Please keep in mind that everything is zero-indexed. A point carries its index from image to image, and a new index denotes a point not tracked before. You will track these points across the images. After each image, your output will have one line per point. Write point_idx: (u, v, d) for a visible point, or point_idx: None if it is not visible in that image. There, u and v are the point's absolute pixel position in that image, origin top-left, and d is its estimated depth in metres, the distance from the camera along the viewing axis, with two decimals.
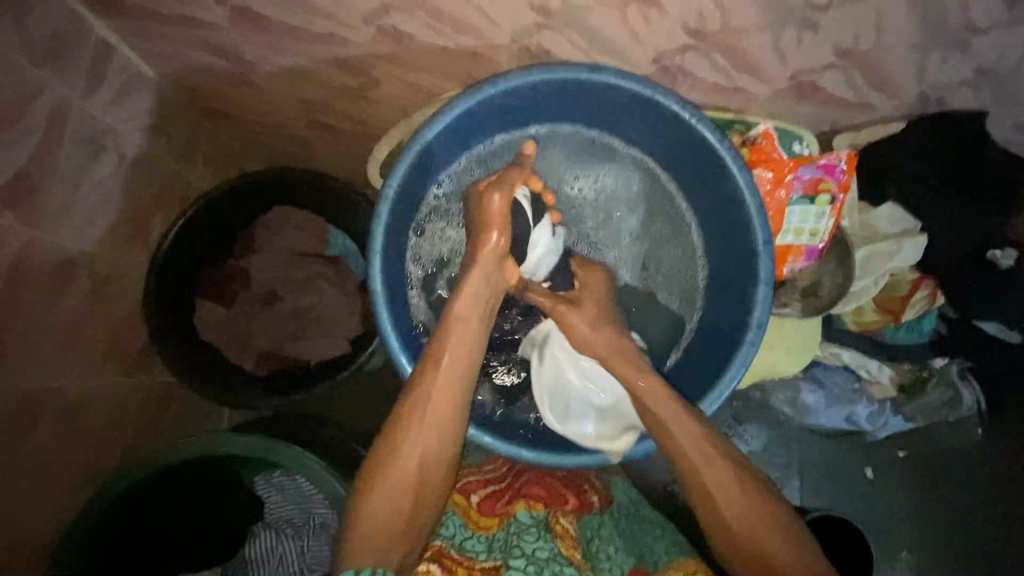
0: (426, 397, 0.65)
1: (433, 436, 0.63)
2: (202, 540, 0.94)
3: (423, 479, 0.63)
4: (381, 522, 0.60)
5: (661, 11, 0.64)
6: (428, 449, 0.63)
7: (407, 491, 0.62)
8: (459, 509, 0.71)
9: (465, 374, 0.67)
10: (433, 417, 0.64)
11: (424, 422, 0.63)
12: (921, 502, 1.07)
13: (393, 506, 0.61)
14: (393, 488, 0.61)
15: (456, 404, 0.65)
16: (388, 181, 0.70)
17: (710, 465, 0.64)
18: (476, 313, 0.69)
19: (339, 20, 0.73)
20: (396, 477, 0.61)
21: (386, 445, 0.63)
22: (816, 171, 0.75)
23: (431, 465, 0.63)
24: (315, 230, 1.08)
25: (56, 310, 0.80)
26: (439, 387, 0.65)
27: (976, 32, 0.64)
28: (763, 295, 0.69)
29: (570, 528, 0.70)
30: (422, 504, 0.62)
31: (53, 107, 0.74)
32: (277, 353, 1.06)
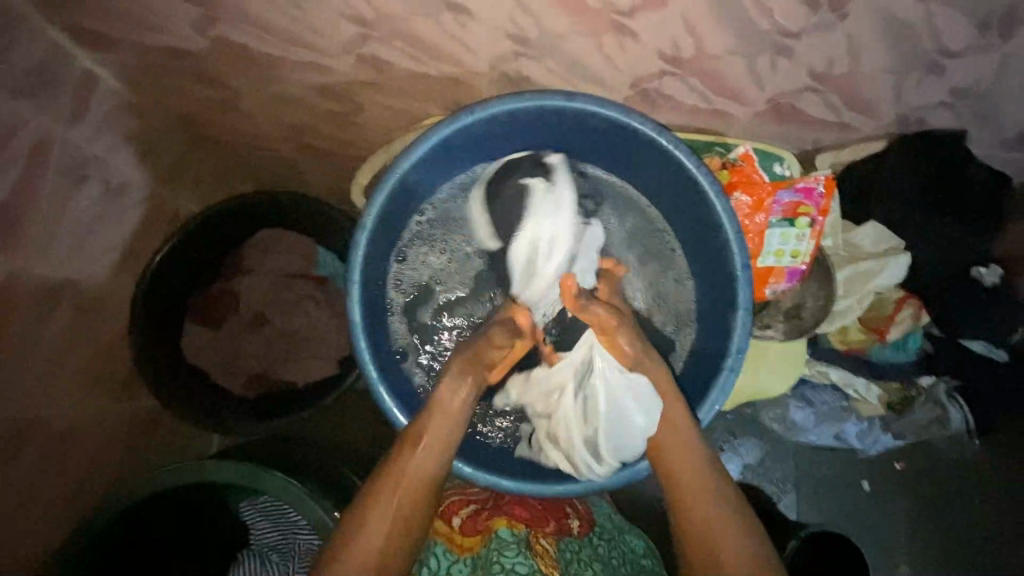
0: (411, 457, 0.65)
1: (414, 494, 0.63)
2: (200, 547, 0.93)
3: (399, 537, 0.61)
4: (376, 527, 0.61)
5: (635, 39, 0.65)
6: (429, 462, 0.65)
7: (386, 544, 0.60)
8: (442, 535, 0.71)
9: (450, 437, 0.68)
10: (415, 476, 0.64)
11: (428, 436, 0.67)
12: (918, 516, 1.07)
13: (369, 564, 0.59)
14: (369, 545, 0.60)
15: (438, 466, 0.66)
16: (368, 211, 0.72)
17: (690, 489, 0.66)
18: (464, 387, 0.70)
19: (320, 49, 0.74)
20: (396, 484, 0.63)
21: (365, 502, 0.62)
22: (794, 195, 0.77)
23: (410, 523, 0.62)
24: (305, 252, 1.05)
25: (40, 339, 0.80)
26: (423, 448, 0.66)
27: (950, 55, 0.64)
28: (742, 321, 0.71)
29: (550, 549, 0.70)
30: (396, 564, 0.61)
31: (35, 139, 0.75)
32: (267, 375, 1.04)
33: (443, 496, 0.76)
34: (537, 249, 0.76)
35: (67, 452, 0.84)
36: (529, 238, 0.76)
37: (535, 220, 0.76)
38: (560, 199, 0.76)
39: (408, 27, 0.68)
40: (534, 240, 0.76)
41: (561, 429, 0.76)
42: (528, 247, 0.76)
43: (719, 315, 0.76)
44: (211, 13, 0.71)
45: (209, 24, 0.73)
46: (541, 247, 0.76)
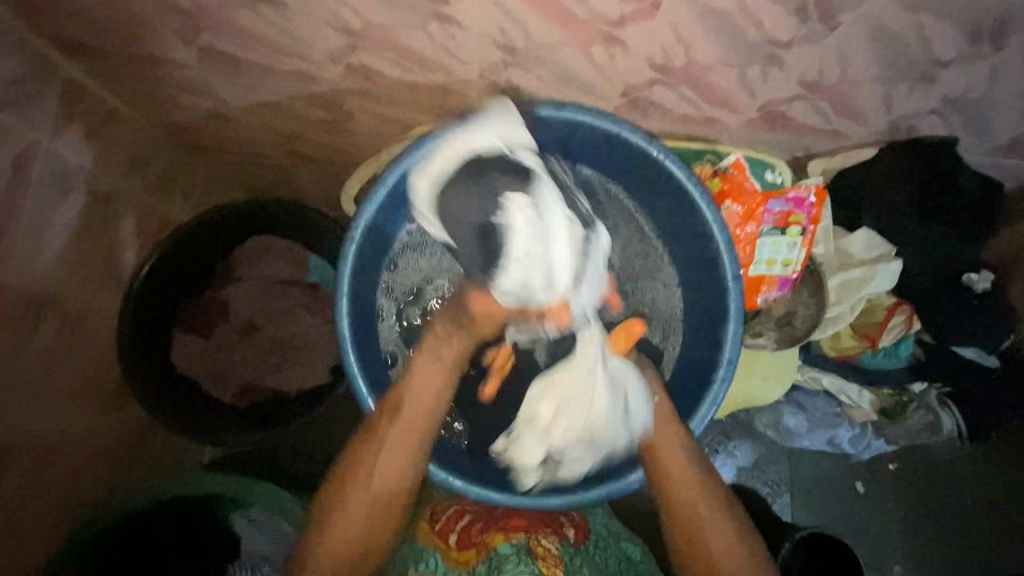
0: (389, 429, 0.66)
1: (394, 465, 0.65)
2: (201, 548, 0.92)
3: (373, 526, 0.64)
4: (348, 529, 0.63)
5: (624, 48, 0.64)
6: (396, 469, 0.65)
7: (369, 515, 0.64)
8: (438, 546, 0.71)
9: (430, 406, 0.68)
10: (393, 446, 0.65)
11: (393, 442, 0.66)
12: (910, 517, 1.07)
13: (353, 532, 0.63)
14: (352, 515, 0.63)
15: (418, 434, 0.67)
16: (356, 223, 0.71)
17: (683, 490, 0.66)
18: (444, 357, 0.70)
19: (308, 59, 0.73)
20: (363, 489, 0.64)
21: (348, 474, 0.65)
22: (785, 205, 0.78)
23: (389, 504, 0.65)
24: (297, 259, 1.05)
25: (28, 352, 0.79)
26: (401, 419, 0.67)
27: (940, 65, 0.64)
28: (734, 331, 0.71)
29: (552, 547, 0.71)
30: (381, 530, 0.64)
31: (20, 151, 0.74)
32: (255, 384, 1.03)
33: (441, 509, 0.76)
34: (529, 286, 0.63)
35: (56, 465, 0.84)
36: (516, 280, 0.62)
37: (522, 258, 0.61)
38: (540, 227, 0.60)
39: (395, 37, 0.67)
40: (523, 277, 0.62)
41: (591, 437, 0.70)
42: (520, 287, 0.63)
43: (710, 325, 0.76)
44: (197, 24, 0.70)
45: (195, 34, 0.72)
46: (536, 284, 0.63)
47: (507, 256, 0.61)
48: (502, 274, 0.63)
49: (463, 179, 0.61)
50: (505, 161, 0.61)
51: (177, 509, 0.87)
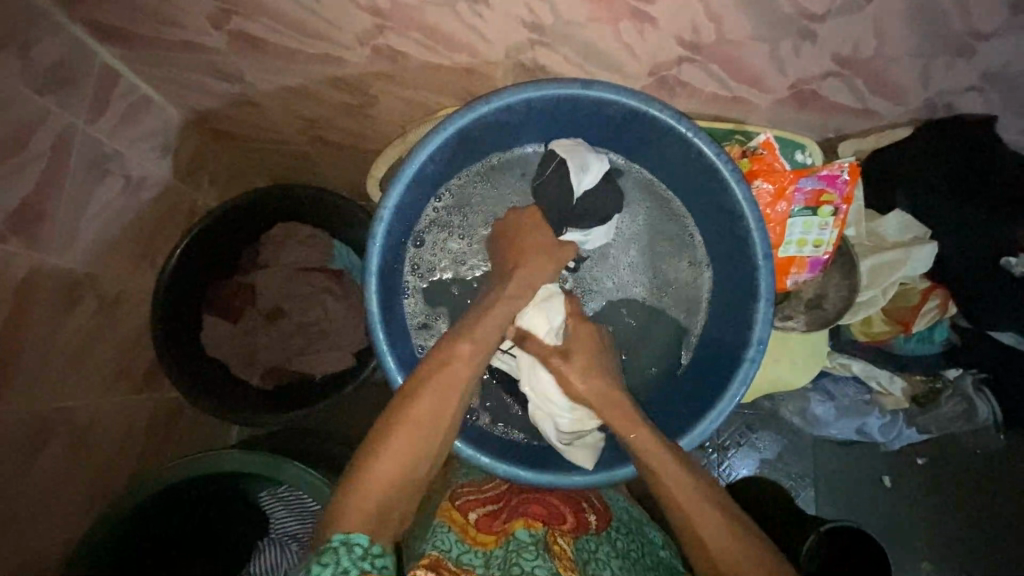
0: (436, 380, 0.63)
1: (438, 415, 0.62)
2: (212, 540, 0.94)
3: (399, 494, 0.58)
4: (380, 492, 0.56)
5: (652, 25, 0.63)
6: (426, 440, 0.61)
7: (404, 470, 0.58)
8: (456, 525, 0.70)
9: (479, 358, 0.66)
10: (436, 394, 0.62)
11: (426, 410, 0.61)
12: (942, 512, 1.05)
13: (387, 484, 0.57)
14: (392, 459, 0.58)
15: (463, 388, 0.64)
16: (383, 204, 0.71)
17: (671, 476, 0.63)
18: (491, 317, 0.68)
19: (335, 41, 0.74)
20: (396, 454, 0.58)
21: (387, 424, 0.61)
22: (817, 182, 0.75)
23: (416, 473, 0.59)
24: (319, 246, 1.05)
25: (66, 329, 0.81)
26: (451, 371, 0.64)
27: (980, 38, 0.62)
28: (764, 311, 0.70)
29: (567, 549, 0.67)
30: (412, 489, 0.59)
31: (57, 134, 0.76)
32: (282, 367, 1.05)
33: (460, 492, 0.76)
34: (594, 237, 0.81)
35: (88, 443, 0.86)
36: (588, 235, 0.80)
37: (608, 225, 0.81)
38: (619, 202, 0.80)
39: (422, 17, 0.67)
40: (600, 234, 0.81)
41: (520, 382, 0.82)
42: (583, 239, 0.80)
43: (740, 307, 0.75)
44: (227, 8, 0.71)
45: (225, 18, 0.73)
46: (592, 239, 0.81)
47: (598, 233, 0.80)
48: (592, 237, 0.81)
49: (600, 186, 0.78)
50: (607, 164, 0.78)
51: (174, 495, 0.85)
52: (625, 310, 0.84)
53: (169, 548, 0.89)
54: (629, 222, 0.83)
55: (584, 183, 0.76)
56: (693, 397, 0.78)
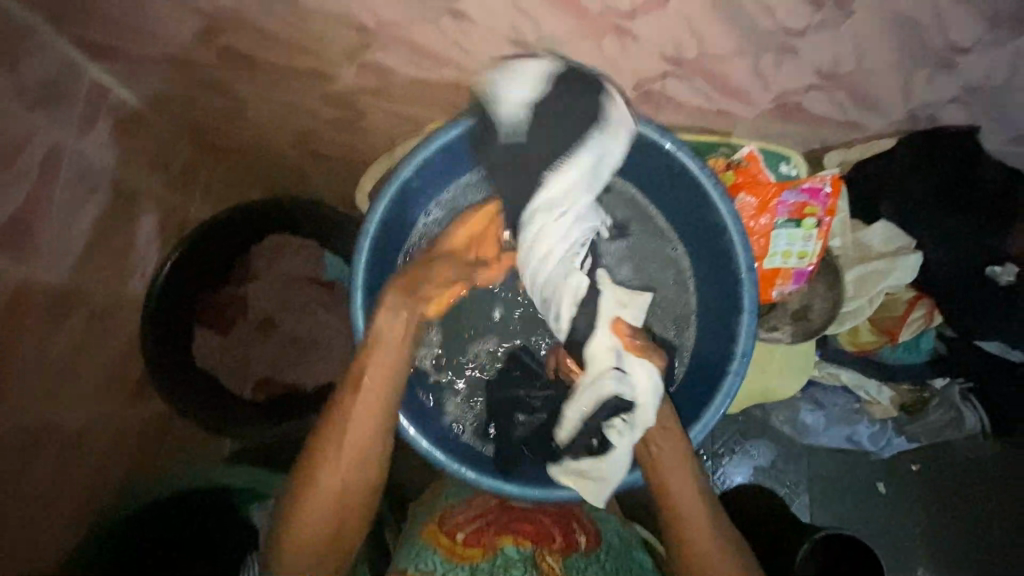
0: (350, 406, 0.66)
1: (358, 442, 0.66)
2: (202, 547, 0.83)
3: (334, 521, 0.65)
4: (314, 524, 0.64)
5: (635, 41, 0.64)
6: (350, 468, 0.65)
7: (334, 496, 0.64)
8: (444, 546, 0.70)
9: (390, 375, 0.68)
10: (357, 424, 0.66)
11: (343, 441, 0.65)
12: (934, 518, 1.05)
13: (323, 514, 0.64)
14: (321, 495, 0.64)
15: (378, 407, 0.67)
16: (369, 218, 0.72)
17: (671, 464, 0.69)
18: (403, 323, 0.69)
19: (323, 58, 0.74)
20: (323, 489, 0.64)
21: (313, 459, 0.65)
22: (800, 195, 0.77)
23: (353, 497, 0.66)
24: (312, 257, 1.07)
25: (55, 344, 0.81)
26: (362, 396, 0.67)
27: (960, 52, 0.62)
28: (747, 324, 0.71)
29: (555, 567, 0.69)
30: (354, 510, 0.66)
31: (47, 150, 0.77)
32: (275, 379, 1.06)
33: (448, 511, 0.77)
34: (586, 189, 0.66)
35: (77, 457, 0.85)
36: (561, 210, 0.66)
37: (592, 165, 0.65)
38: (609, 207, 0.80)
39: (408, 34, 0.68)
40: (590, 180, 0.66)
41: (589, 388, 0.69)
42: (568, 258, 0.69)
43: (725, 319, 0.75)
44: (215, 25, 0.72)
45: (212, 34, 0.73)
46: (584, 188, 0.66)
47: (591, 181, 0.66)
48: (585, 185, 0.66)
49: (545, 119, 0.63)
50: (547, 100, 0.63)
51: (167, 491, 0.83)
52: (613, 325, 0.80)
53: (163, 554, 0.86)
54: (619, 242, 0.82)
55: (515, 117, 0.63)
56: (682, 413, 0.77)
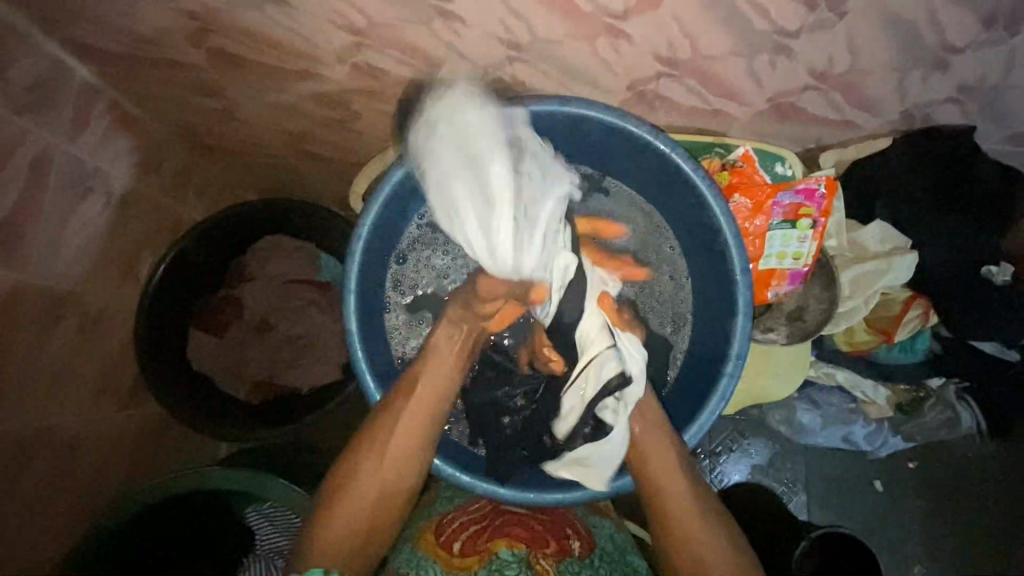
0: (398, 412, 0.70)
1: (401, 446, 0.69)
2: (206, 542, 0.91)
3: (365, 525, 0.67)
4: (344, 525, 0.66)
5: (628, 41, 0.63)
6: (387, 473, 0.68)
7: (371, 501, 0.67)
8: (439, 557, 0.70)
9: (440, 394, 0.72)
10: (407, 429, 0.70)
11: (388, 444, 0.69)
12: (931, 516, 1.05)
13: (358, 515, 0.67)
14: (358, 496, 0.67)
15: (427, 416, 0.71)
16: (362, 221, 0.72)
17: (661, 459, 0.70)
18: (455, 335, 0.76)
19: (315, 59, 0.74)
20: (361, 490, 0.67)
21: (353, 460, 0.69)
22: (795, 197, 0.76)
23: (388, 503, 0.68)
24: (305, 257, 1.05)
25: (48, 349, 0.81)
26: (412, 408, 0.71)
27: (954, 51, 0.62)
28: (741, 326, 0.70)
29: (549, 568, 0.69)
30: (384, 517, 0.68)
31: (38, 154, 0.76)
32: (267, 381, 1.05)
33: (443, 519, 0.76)
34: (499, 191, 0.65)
35: (72, 460, 0.85)
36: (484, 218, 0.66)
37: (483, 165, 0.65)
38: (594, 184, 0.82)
39: (400, 35, 0.67)
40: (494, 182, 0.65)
41: (589, 366, 0.74)
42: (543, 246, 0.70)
43: (719, 322, 0.75)
44: (206, 27, 0.71)
45: (203, 36, 0.73)
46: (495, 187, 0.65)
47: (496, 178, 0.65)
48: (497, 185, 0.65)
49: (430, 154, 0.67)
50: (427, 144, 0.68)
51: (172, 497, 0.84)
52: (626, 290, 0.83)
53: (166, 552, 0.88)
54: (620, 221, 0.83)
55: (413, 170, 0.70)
56: (675, 415, 0.78)
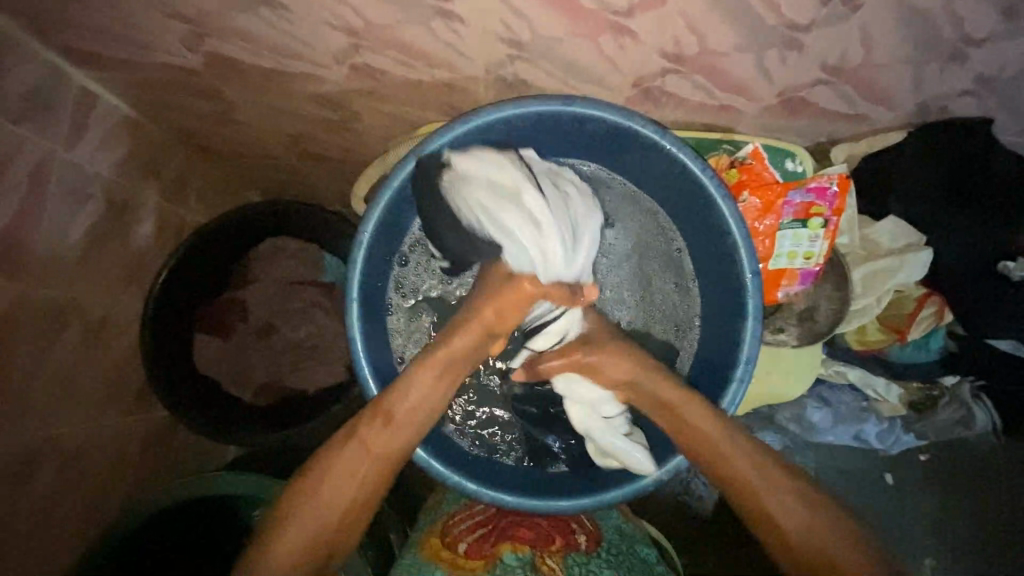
0: (370, 430, 0.66)
1: (376, 468, 0.66)
2: (209, 542, 0.92)
3: (316, 540, 0.63)
4: (297, 539, 0.62)
5: (633, 38, 0.61)
6: (354, 492, 0.65)
7: (343, 504, 0.64)
8: (445, 560, 0.69)
9: (422, 417, 0.68)
10: (377, 451, 0.66)
11: (360, 463, 0.65)
12: (942, 510, 1.04)
13: (312, 530, 0.63)
14: (317, 511, 0.63)
15: (400, 439, 0.67)
16: (363, 226, 0.71)
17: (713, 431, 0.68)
18: (451, 354, 0.69)
19: (313, 61, 0.72)
20: (325, 506, 0.64)
21: (319, 471, 0.65)
22: (806, 195, 0.75)
23: (345, 521, 0.65)
24: (313, 259, 1.08)
25: (52, 358, 0.81)
26: (390, 425, 0.67)
27: (973, 43, 0.60)
28: (752, 329, 0.69)
29: (557, 568, 0.68)
30: (341, 532, 0.65)
31: (37, 162, 0.76)
32: (274, 385, 1.05)
33: (450, 524, 0.76)
34: (557, 206, 0.67)
35: (79, 465, 0.86)
36: (547, 226, 0.65)
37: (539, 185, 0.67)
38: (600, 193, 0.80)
39: (398, 35, 0.65)
40: (552, 199, 0.67)
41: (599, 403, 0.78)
42: (589, 256, 0.70)
43: (727, 328, 0.74)
44: (201, 30, 0.69)
45: (199, 40, 0.72)
46: (556, 203, 0.67)
47: (552, 194, 0.67)
48: (553, 201, 0.67)
49: (488, 178, 0.66)
50: (483, 169, 0.66)
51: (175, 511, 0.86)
52: (621, 307, 0.83)
53: (168, 553, 0.89)
54: (627, 232, 0.82)
55: (469, 190, 0.66)
56: None
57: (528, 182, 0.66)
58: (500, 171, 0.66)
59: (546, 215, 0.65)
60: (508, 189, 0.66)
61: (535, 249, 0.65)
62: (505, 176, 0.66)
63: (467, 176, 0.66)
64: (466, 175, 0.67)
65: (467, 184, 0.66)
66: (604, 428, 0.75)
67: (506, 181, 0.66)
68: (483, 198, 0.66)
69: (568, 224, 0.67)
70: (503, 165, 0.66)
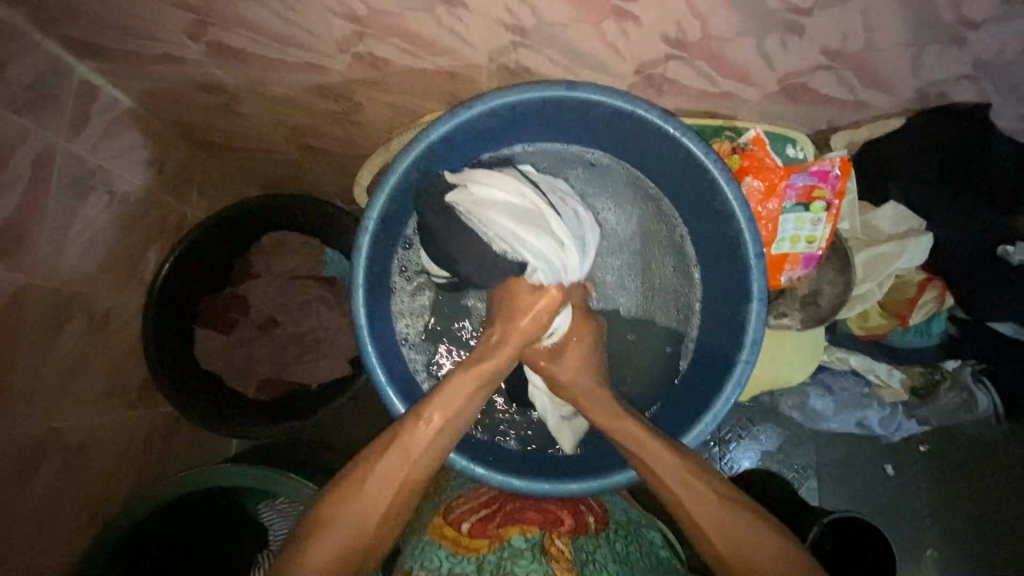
0: (405, 437, 0.66)
1: (411, 476, 0.65)
2: (207, 541, 0.92)
3: (348, 550, 0.61)
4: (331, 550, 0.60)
5: (637, 23, 0.62)
6: (386, 498, 0.63)
7: (373, 509, 0.63)
8: (449, 540, 0.69)
9: (455, 424, 0.69)
10: (412, 457, 0.65)
11: (399, 471, 0.64)
12: (944, 501, 1.04)
13: (343, 540, 0.61)
14: (350, 519, 0.62)
15: (436, 447, 0.67)
16: (368, 213, 0.71)
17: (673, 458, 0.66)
18: (480, 369, 0.71)
19: (317, 50, 0.72)
20: (360, 515, 0.62)
21: (353, 475, 0.64)
22: (809, 178, 0.75)
23: (377, 530, 0.63)
24: (313, 253, 1.06)
25: (55, 351, 0.81)
26: (429, 432, 0.67)
27: (971, 26, 0.60)
28: (757, 311, 0.69)
29: (565, 550, 0.67)
30: (371, 542, 0.63)
31: (40, 153, 0.75)
32: (278, 378, 1.05)
33: (456, 504, 0.76)
34: (570, 219, 0.71)
35: (82, 461, 0.85)
36: (568, 240, 0.69)
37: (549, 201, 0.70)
38: (598, 179, 0.83)
39: (402, 22, 0.66)
40: (563, 212, 0.70)
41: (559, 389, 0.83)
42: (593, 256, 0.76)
43: (732, 313, 0.75)
44: (204, 19, 0.70)
45: (202, 30, 0.72)
46: (567, 216, 0.71)
47: (562, 207, 0.71)
48: (565, 214, 0.71)
49: (507, 203, 0.67)
50: (502, 195, 0.67)
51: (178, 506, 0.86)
52: (620, 295, 0.86)
53: (168, 553, 0.88)
54: (628, 218, 0.84)
55: (494, 217, 0.66)
56: (676, 417, 0.78)
57: (543, 200, 0.68)
58: (514, 193, 0.67)
59: (565, 231, 0.69)
60: (528, 210, 0.67)
61: (560, 262, 0.69)
62: (521, 197, 0.67)
63: (488, 204, 0.66)
64: (484, 201, 0.66)
65: (489, 212, 0.66)
66: (551, 410, 0.80)
67: (524, 202, 0.67)
68: (512, 230, 0.66)
69: (581, 234, 0.72)
70: (517, 187, 0.68)
